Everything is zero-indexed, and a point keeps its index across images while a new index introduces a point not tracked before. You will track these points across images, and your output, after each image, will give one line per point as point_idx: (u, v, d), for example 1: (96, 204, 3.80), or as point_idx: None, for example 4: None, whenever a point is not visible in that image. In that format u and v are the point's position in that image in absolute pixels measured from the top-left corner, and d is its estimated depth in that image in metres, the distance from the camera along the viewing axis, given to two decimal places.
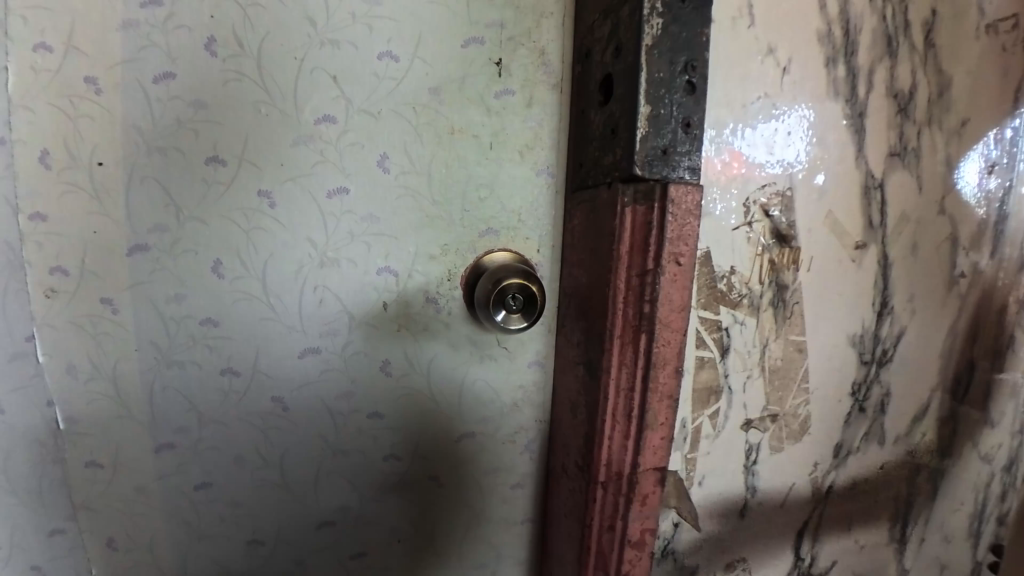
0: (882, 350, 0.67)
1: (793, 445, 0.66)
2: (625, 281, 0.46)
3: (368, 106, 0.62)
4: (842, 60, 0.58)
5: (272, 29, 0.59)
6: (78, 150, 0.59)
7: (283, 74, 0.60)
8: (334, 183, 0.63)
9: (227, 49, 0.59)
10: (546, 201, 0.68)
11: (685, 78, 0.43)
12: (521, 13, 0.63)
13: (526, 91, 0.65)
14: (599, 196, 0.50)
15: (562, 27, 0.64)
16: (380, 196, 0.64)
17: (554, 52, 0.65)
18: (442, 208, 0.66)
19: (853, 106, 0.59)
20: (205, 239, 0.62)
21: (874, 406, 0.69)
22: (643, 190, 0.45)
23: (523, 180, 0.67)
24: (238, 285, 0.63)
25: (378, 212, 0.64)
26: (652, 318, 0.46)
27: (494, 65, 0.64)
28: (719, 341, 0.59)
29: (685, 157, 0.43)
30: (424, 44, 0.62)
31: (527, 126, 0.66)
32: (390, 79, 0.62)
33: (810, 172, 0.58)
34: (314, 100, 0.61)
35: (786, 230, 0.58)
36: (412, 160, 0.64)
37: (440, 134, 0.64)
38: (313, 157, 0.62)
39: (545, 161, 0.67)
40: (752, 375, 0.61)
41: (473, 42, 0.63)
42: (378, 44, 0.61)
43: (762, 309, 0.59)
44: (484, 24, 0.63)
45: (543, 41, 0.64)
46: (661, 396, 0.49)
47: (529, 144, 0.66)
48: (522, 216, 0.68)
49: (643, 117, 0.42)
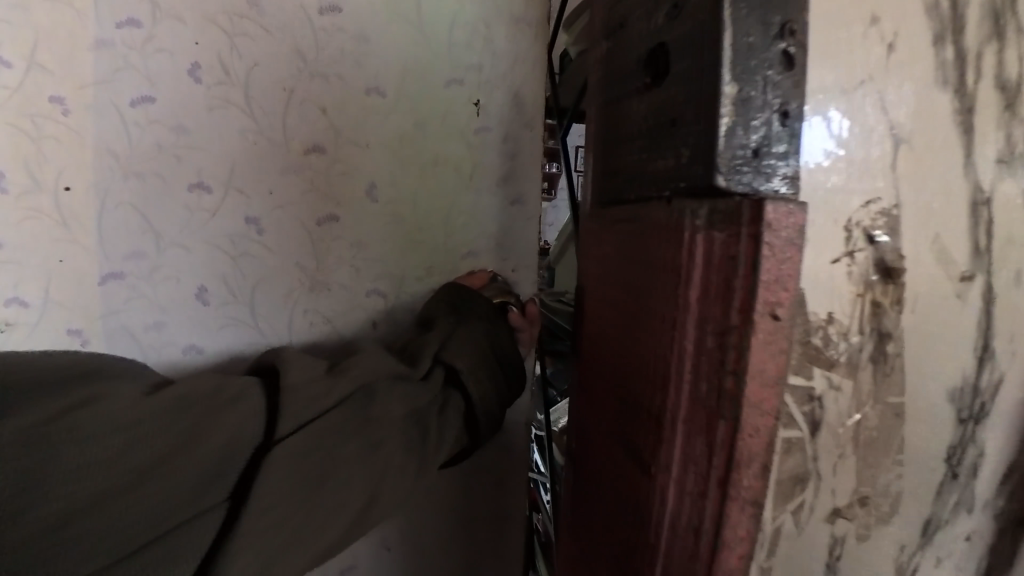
0: (981, 404, 0.52)
1: (882, 531, 0.51)
2: (698, 340, 0.32)
3: (357, 138, 0.72)
4: (950, 39, 0.45)
5: (261, 60, 0.68)
6: (42, 175, 0.64)
7: (273, 108, 0.69)
8: (324, 211, 0.72)
9: (212, 75, 0.67)
10: (520, 226, 0.80)
11: (783, 45, 0.29)
12: (496, 58, 0.75)
13: (501, 128, 0.77)
14: (645, 217, 0.38)
15: (531, 71, 0.76)
16: (373, 219, 0.74)
17: (525, 94, 0.77)
18: (435, 234, 0.76)
19: (963, 97, 0.46)
20: (189, 267, 0.69)
21: (969, 471, 0.54)
22: (722, 208, 0.30)
23: (498, 209, 0.78)
24: (224, 310, 0.72)
25: (367, 238, 0.74)
26: (729, 393, 0.31)
27: (473, 105, 0.75)
28: (811, 415, 0.45)
29: (783, 160, 0.30)
30: (406, 78, 0.72)
31: (501, 155, 0.77)
32: (377, 110, 0.72)
33: (915, 182, 0.45)
34: (304, 132, 0.70)
35: (894, 262, 0.45)
36: (396, 189, 0.74)
37: (424, 164, 0.74)
38: (304, 185, 0.71)
39: (514, 192, 0.79)
40: (844, 453, 0.47)
41: (454, 83, 0.74)
42: (365, 79, 0.71)
43: (863, 366, 0.46)
44: (465, 67, 0.74)
45: (514, 85, 0.76)
46: (742, 505, 0.32)
47: (505, 175, 0.78)
48: (501, 241, 0.79)
49: (727, 101, 0.29)
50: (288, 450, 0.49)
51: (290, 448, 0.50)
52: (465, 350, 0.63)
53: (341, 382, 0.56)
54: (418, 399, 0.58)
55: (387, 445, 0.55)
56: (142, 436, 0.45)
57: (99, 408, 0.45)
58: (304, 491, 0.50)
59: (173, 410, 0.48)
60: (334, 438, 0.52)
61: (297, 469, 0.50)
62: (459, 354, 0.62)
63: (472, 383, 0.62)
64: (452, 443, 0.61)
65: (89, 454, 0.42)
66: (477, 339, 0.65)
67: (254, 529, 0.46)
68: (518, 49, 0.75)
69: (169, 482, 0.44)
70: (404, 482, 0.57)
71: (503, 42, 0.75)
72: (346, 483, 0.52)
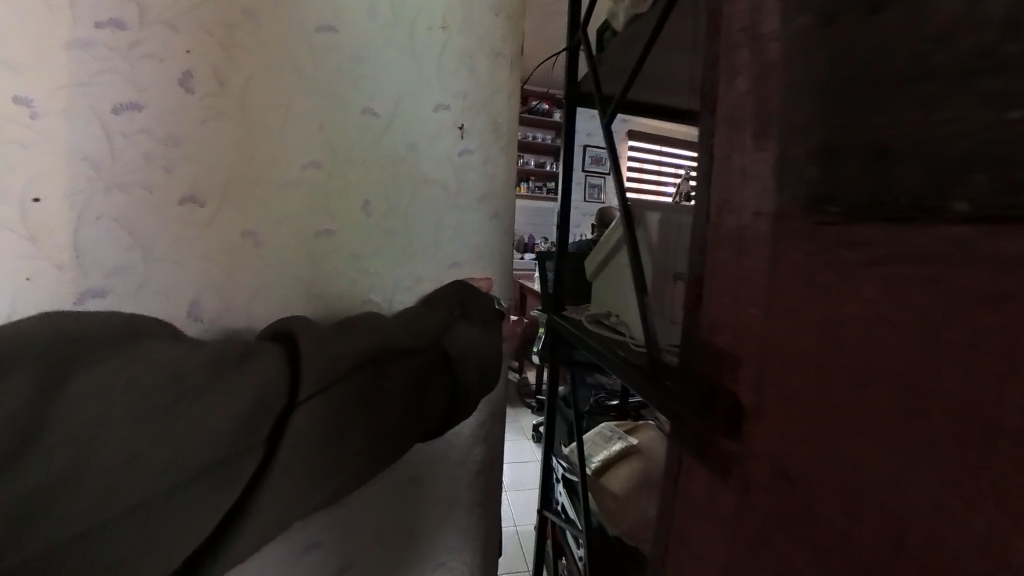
0: None
1: None
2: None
3: (352, 153, 0.70)
4: None
5: (255, 72, 0.63)
6: (5, 179, 0.52)
7: (268, 118, 0.65)
8: (323, 224, 0.70)
9: (207, 85, 0.61)
10: (496, 240, 0.84)
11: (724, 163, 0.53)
12: (480, 87, 0.79)
13: (483, 150, 0.81)
14: (874, 237, 0.27)
15: (508, 102, 0.82)
16: (362, 234, 0.73)
17: (503, 121, 0.82)
18: (424, 248, 0.78)
19: None
20: (180, 280, 0.61)
21: None
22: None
23: (477, 222, 0.82)
24: (218, 325, 0.64)
25: (360, 249, 0.73)
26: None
27: (458, 129, 0.78)
28: None
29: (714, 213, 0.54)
30: (401, 100, 0.73)
31: (482, 177, 0.81)
32: (372, 130, 0.72)
33: None
34: (303, 146, 0.67)
35: None
36: (390, 205, 0.74)
37: (415, 184, 0.76)
38: (297, 194, 0.67)
39: (495, 208, 0.83)
40: None
41: (441, 107, 0.76)
42: (362, 99, 0.70)
43: None
44: (450, 93, 0.76)
45: (495, 112, 0.81)
46: None
47: (484, 194, 0.82)
48: (479, 253, 0.83)
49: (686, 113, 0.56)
50: (311, 419, 0.51)
51: (314, 421, 0.51)
52: (464, 341, 0.69)
53: (360, 344, 0.58)
54: (423, 375, 0.62)
55: (394, 413, 0.59)
56: (169, 389, 0.45)
57: (133, 357, 0.46)
58: (317, 458, 0.52)
59: (195, 363, 0.47)
60: (351, 412, 0.54)
61: (316, 438, 0.52)
62: (454, 340, 0.68)
63: (464, 360, 0.68)
64: (443, 413, 0.65)
65: (123, 416, 0.42)
66: (464, 324, 0.71)
67: (273, 489, 0.50)
68: (496, 80, 0.80)
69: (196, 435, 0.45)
70: (398, 447, 0.60)
71: (485, 71, 0.79)
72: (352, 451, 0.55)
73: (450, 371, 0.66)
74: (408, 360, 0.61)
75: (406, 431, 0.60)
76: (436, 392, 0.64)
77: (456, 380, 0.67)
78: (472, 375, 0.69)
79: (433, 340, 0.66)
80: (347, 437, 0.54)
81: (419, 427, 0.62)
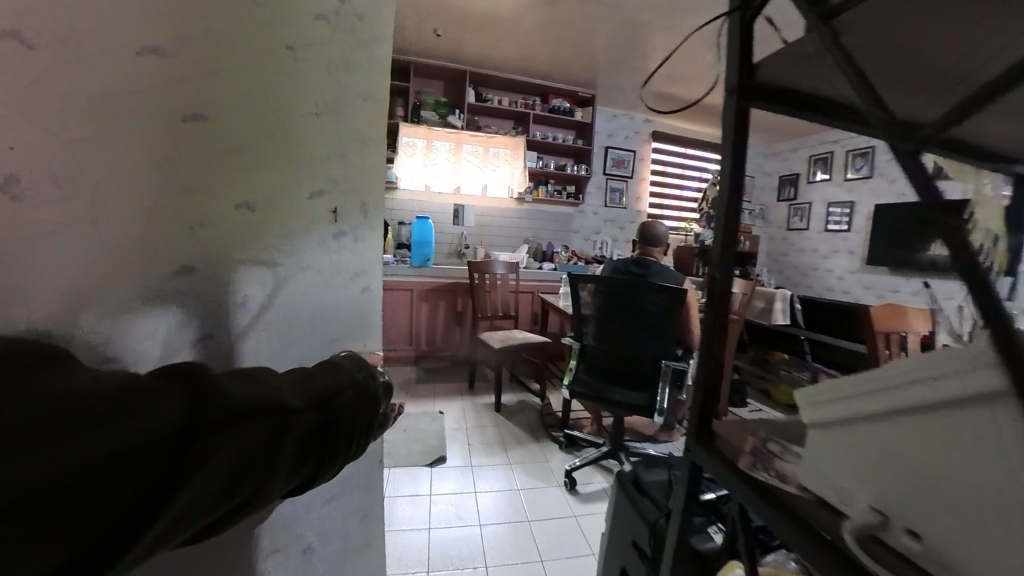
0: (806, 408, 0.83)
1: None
2: None
3: (239, 248, 0.85)
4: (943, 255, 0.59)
5: (112, 139, 0.58)
6: None
7: (133, 195, 0.62)
8: (204, 331, 0.78)
9: (64, 172, 0.54)
10: (346, 295, 1.23)
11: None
12: (327, 177, 1.11)
13: (333, 220, 1.15)
14: None
15: (329, 173, 1.11)
16: (252, 326, 0.89)
17: (342, 201, 1.19)
18: (275, 315, 0.96)
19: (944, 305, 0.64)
20: None
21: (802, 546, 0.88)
22: None
23: (329, 286, 1.15)
24: None
25: (248, 342, 0.89)
26: None
27: (325, 211, 1.11)
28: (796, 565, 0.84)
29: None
30: (267, 187, 0.91)
31: (343, 252, 1.20)
32: (243, 219, 0.85)
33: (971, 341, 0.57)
34: (167, 239, 0.68)
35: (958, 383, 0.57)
36: (267, 290, 0.92)
37: (290, 259, 0.99)
38: (164, 288, 0.69)
39: (359, 281, 1.29)
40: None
41: (315, 194, 1.07)
42: (239, 194, 0.83)
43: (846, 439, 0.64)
44: (319, 187, 1.08)
45: (331, 195, 1.13)
46: None
47: (348, 266, 1.23)
48: (328, 319, 1.16)
49: None
50: (217, 455, 0.44)
51: (220, 467, 0.44)
52: (347, 411, 0.65)
53: (262, 388, 0.54)
54: (310, 434, 0.57)
55: (281, 464, 0.51)
56: (51, 411, 0.36)
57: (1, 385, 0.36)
58: (204, 500, 0.43)
59: (71, 386, 0.39)
60: (259, 453, 0.48)
61: (214, 479, 0.43)
62: (338, 405, 0.64)
63: (343, 417, 0.64)
64: (315, 469, 0.60)
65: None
66: (348, 391, 0.68)
67: (150, 533, 0.38)
68: (343, 169, 1.17)
69: (89, 451, 0.35)
70: (273, 495, 0.53)
71: (348, 169, 1.19)
72: (234, 501, 0.46)
73: (335, 426, 0.62)
74: (303, 417, 0.56)
75: (274, 491, 0.52)
76: (314, 456, 0.59)
77: (335, 443, 0.62)
78: (341, 440, 0.64)
79: (325, 402, 0.62)
80: (234, 491, 0.45)
81: (289, 477, 0.55)
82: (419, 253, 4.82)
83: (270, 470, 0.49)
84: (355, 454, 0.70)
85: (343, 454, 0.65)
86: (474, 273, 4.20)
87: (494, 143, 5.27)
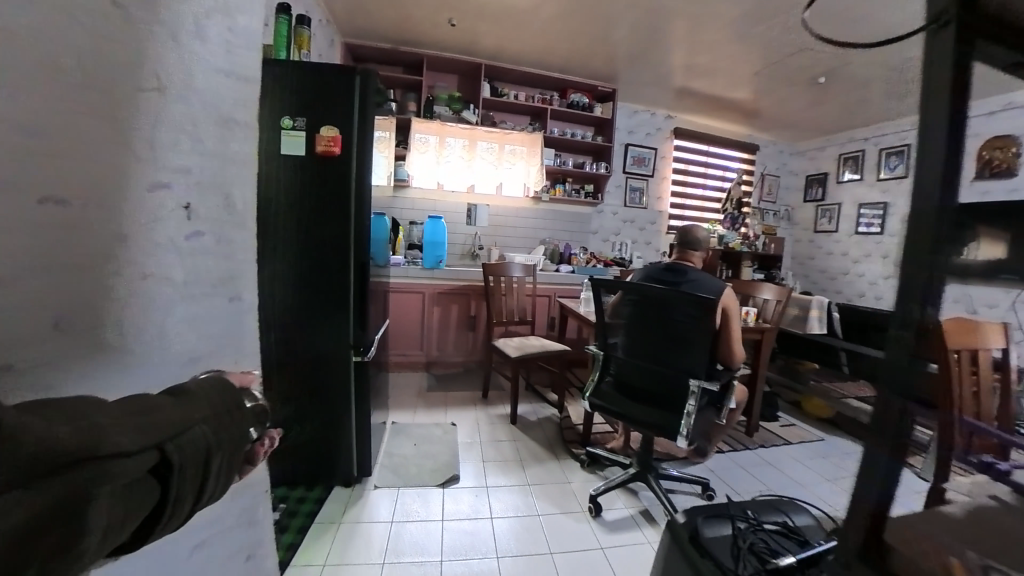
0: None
1: None
2: None
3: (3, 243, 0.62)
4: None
5: None
6: None
7: None
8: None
9: None
10: (217, 307, 1.05)
11: None
12: (195, 168, 0.95)
13: (211, 226, 1.02)
14: None
15: (197, 162, 0.95)
16: (34, 345, 0.66)
17: (225, 201, 1.06)
18: (98, 326, 0.76)
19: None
20: None
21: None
22: None
23: (199, 297, 0.99)
24: None
25: (19, 365, 0.64)
26: None
27: (182, 207, 0.92)
28: None
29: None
30: (81, 170, 0.71)
31: (224, 261, 1.07)
32: (60, 220, 0.69)
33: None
34: None
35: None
36: (83, 302, 0.74)
37: (123, 262, 0.80)
38: None
39: (238, 292, 1.13)
40: None
41: (160, 185, 0.86)
42: (38, 187, 0.66)
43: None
44: (170, 170, 0.88)
45: (208, 195, 1.00)
46: None
47: (224, 277, 1.08)
48: (199, 333, 0.99)
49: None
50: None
51: (26, 527, 0.35)
52: (196, 448, 0.53)
53: (84, 428, 0.42)
54: (135, 486, 0.46)
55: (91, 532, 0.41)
56: None
57: None
58: None
59: None
60: (48, 526, 0.37)
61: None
62: (190, 441, 0.52)
63: (193, 459, 0.52)
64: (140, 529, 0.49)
65: None
66: (206, 424, 0.55)
67: None
68: (221, 154, 1.03)
69: None
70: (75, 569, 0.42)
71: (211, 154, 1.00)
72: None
73: (184, 469, 0.51)
74: (128, 463, 0.44)
75: (85, 557, 0.42)
76: (145, 510, 0.48)
77: (176, 490, 0.51)
78: (189, 481, 0.53)
79: (175, 437, 0.50)
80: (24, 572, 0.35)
81: (102, 544, 0.44)
82: (431, 255, 4.60)
83: (77, 535, 0.40)
84: (218, 493, 0.59)
85: (195, 494, 0.55)
86: (489, 275, 3.95)
87: (507, 139, 5.08)
